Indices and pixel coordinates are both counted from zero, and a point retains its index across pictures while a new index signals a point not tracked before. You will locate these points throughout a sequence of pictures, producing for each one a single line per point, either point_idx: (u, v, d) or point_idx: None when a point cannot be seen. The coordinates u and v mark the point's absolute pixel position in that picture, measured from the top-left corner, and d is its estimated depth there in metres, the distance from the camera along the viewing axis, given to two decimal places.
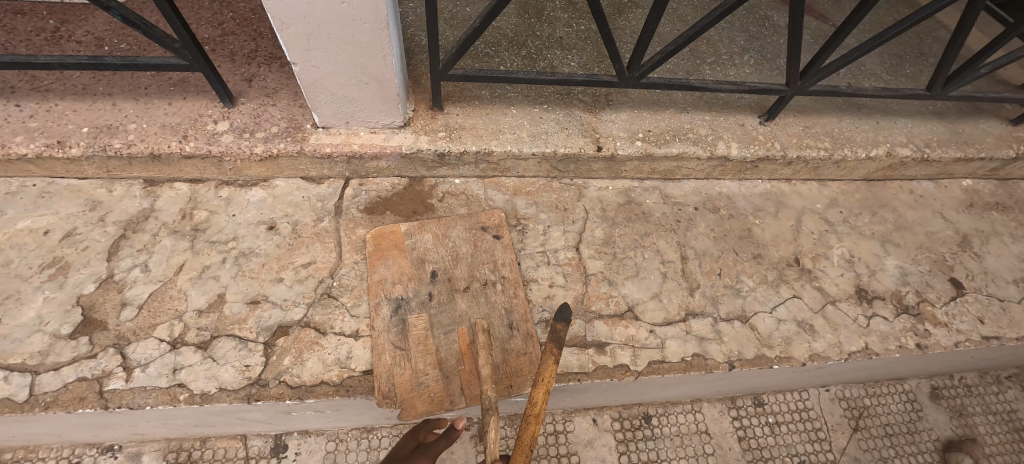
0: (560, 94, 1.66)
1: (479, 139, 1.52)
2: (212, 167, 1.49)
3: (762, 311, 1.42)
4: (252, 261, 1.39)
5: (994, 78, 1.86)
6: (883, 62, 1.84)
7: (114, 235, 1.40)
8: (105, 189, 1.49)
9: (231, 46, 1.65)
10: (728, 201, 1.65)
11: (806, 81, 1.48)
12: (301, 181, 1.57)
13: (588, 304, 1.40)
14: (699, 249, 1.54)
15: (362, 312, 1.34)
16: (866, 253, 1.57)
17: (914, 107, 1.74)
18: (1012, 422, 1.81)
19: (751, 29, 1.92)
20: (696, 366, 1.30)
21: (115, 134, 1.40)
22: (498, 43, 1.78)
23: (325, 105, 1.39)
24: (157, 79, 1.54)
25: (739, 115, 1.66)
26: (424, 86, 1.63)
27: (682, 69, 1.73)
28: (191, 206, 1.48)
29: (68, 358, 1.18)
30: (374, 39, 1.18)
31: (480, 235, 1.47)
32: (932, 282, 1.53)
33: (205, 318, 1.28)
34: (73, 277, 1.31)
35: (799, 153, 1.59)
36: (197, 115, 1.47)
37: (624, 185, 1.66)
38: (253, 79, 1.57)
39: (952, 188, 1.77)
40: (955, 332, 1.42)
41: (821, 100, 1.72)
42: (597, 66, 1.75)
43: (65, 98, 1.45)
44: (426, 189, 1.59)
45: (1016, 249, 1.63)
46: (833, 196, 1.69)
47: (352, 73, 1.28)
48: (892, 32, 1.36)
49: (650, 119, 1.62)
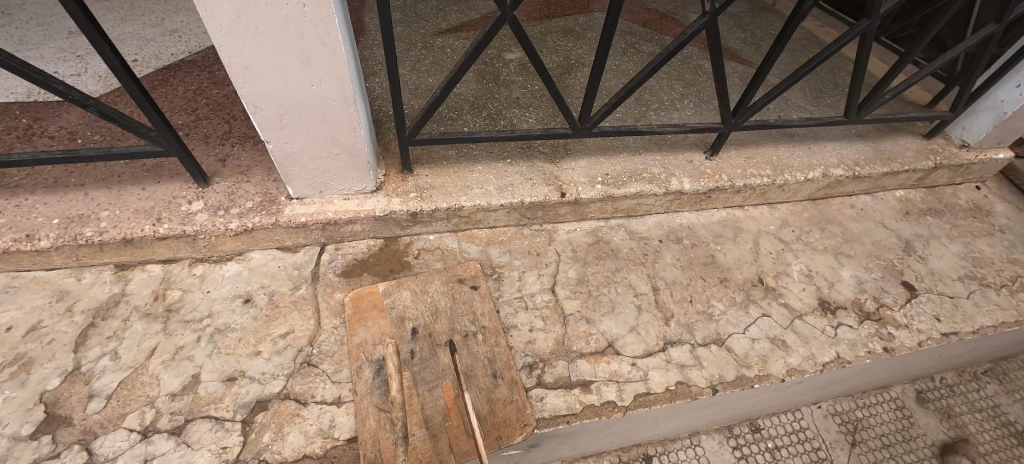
0: (521, 148, 1.78)
1: (449, 195, 1.59)
2: (186, 246, 1.50)
3: (736, 332, 1.47)
4: (228, 337, 1.37)
5: (902, 101, 2.10)
6: (806, 96, 2.06)
7: (82, 324, 1.37)
8: (74, 278, 1.48)
9: (204, 130, 1.73)
10: (689, 231, 1.75)
11: (739, 118, 1.64)
12: (277, 252, 1.59)
13: (569, 345, 1.42)
14: (669, 279, 1.60)
15: (343, 377, 1.32)
16: (823, 267, 1.67)
17: (839, 133, 1.93)
18: (999, 417, 1.85)
19: (687, 77, 2.13)
20: (680, 395, 1.32)
21: (86, 223, 1.42)
22: (460, 107, 1.92)
23: (299, 177, 1.45)
24: (131, 166, 1.58)
25: (687, 152, 1.80)
26: (394, 152, 1.72)
27: (631, 116, 1.89)
28: (164, 287, 1.48)
29: (28, 461, 1.11)
30: (343, 115, 1.27)
31: (458, 288, 1.50)
32: (886, 287, 1.62)
33: (178, 402, 1.24)
34: (36, 373, 1.26)
35: (745, 182, 1.72)
36: (171, 198, 1.51)
37: (591, 226, 1.75)
38: (227, 159, 1.63)
39: (887, 199, 1.93)
40: (916, 332, 1.50)
41: (757, 133, 1.90)
42: (553, 120, 1.90)
43: (35, 192, 1.47)
44: (402, 248, 1.64)
45: (954, 248, 1.77)
46: (784, 217, 1.82)
47: (324, 146, 1.36)
48: (803, 72, 1.55)
49: (607, 164, 1.74)
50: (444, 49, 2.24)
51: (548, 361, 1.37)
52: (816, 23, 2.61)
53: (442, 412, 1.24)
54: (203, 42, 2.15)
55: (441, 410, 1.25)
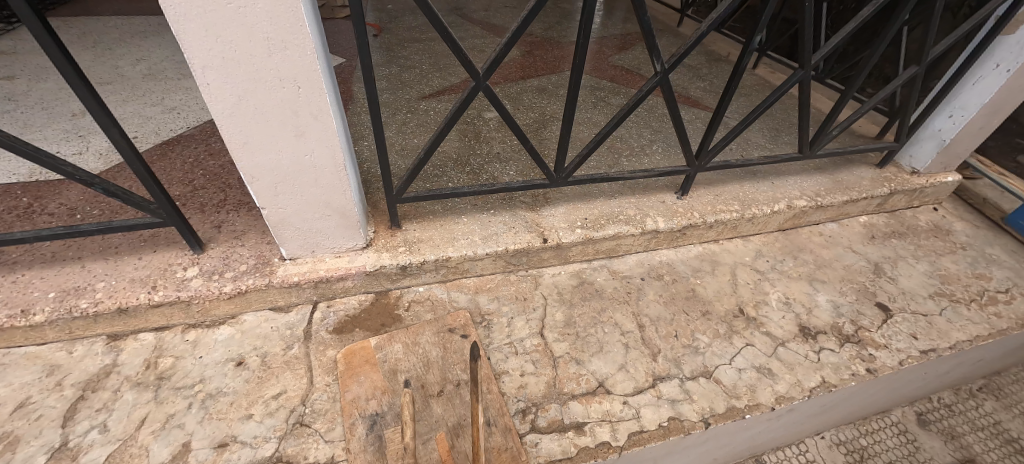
0: (503, 199, 1.88)
1: (436, 248, 1.66)
2: (179, 312, 1.53)
3: (723, 363, 1.50)
4: (219, 402, 1.37)
5: (854, 135, 2.27)
6: (765, 135, 2.22)
7: (72, 397, 1.37)
8: (65, 350, 1.49)
9: (201, 199, 1.81)
10: (669, 267, 1.82)
11: (703, 160, 1.77)
12: (269, 312, 1.62)
13: (560, 387, 1.43)
14: (653, 315, 1.65)
15: (336, 435, 1.32)
16: (800, 294, 1.73)
17: (799, 167, 2.07)
18: (1002, 434, 1.85)
19: (654, 124, 2.30)
20: (673, 430, 1.33)
21: (82, 295, 1.45)
22: (444, 164, 2.04)
23: (292, 239, 1.51)
24: (128, 237, 1.64)
25: (660, 194, 1.91)
26: (382, 209, 1.81)
27: (604, 164, 2.02)
28: (156, 354, 1.49)
29: None
30: (334, 180, 1.36)
31: (449, 337, 1.53)
32: (862, 309, 1.68)
33: None
34: (22, 451, 1.24)
35: (716, 217, 1.82)
36: (166, 265, 1.55)
37: (575, 268, 1.81)
38: (222, 225, 1.70)
39: (853, 225, 2.04)
40: (896, 351, 1.55)
41: (724, 172, 2.03)
42: (532, 171, 2.02)
43: (33, 267, 1.51)
44: (392, 301, 1.68)
45: (922, 268, 1.86)
46: (758, 248, 1.91)
47: (317, 209, 1.43)
48: (754, 116, 1.70)
49: (585, 209, 1.84)
50: (427, 112, 2.40)
51: (540, 405, 1.39)
52: (768, 70, 2.85)
53: None
54: (200, 118, 2.28)
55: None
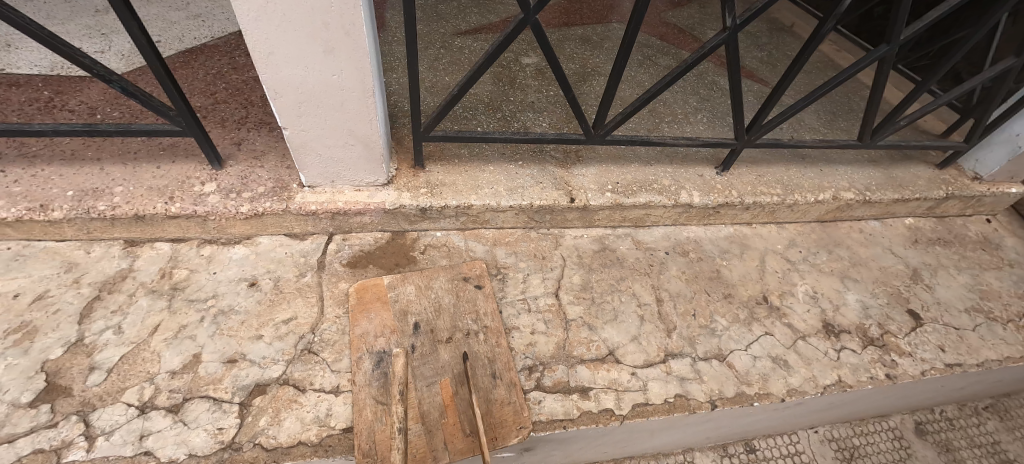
0: (533, 151, 1.79)
1: (459, 194, 1.60)
2: (196, 227, 1.51)
3: (738, 349, 1.47)
4: (231, 319, 1.38)
5: (916, 129, 2.10)
6: (820, 118, 2.06)
7: (89, 296, 1.38)
8: (83, 250, 1.49)
9: (222, 113, 1.75)
10: (696, 244, 1.75)
11: (752, 135, 1.65)
12: (284, 238, 1.60)
13: (570, 350, 1.41)
14: (673, 291, 1.60)
15: (343, 366, 1.32)
16: (828, 289, 1.66)
17: (852, 157, 1.93)
18: (998, 454, 1.82)
19: (702, 92, 2.14)
20: (679, 408, 1.31)
21: (100, 197, 1.43)
22: (475, 107, 1.93)
23: (312, 165, 1.46)
24: (148, 144, 1.60)
25: (698, 167, 1.81)
26: (407, 147, 1.74)
27: (644, 127, 1.90)
28: (172, 265, 1.49)
29: (25, 428, 1.12)
30: (361, 107, 1.28)
31: (463, 286, 1.51)
32: (892, 314, 1.62)
33: (178, 380, 1.24)
34: (39, 342, 1.27)
35: (755, 199, 1.72)
36: (185, 178, 1.52)
37: (598, 233, 1.75)
38: (242, 143, 1.65)
39: (896, 226, 1.93)
40: (920, 361, 1.49)
41: (769, 152, 1.90)
42: (567, 126, 1.91)
43: (52, 163, 1.49)
44: (408, 242, 1.64)
45: (962, 280, 1.76)
46: (792, 237, 1.82)
47: (340, 136, 1.37)
48: (820, 92, 1.55)
49: (617, 173, 1.75)
50: (462, 49, 2.26)
51: (547, 364, 1.37)
52: (833, 47, 2.62)
53: (439, 409, 1.24)
54: (225, 28, 2.17)
55: (437, 407, 1.25)
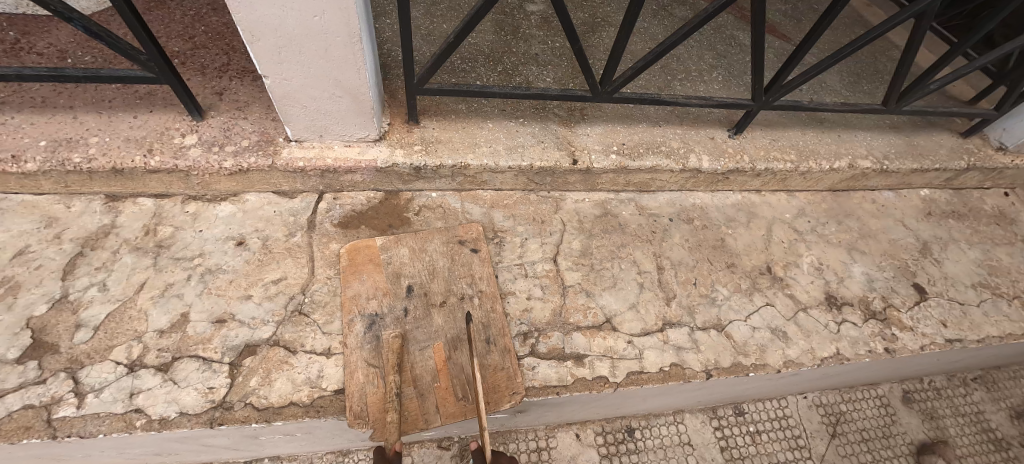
0: (535, 108, 1.68)
1: (455, 152, 1.52)
2: (179, 182, 1.44)
3: (738, 319, 1.44)
4: (219, 278, 1.34)
5: (943, 94, 1.98)
6: (842, 80, 1.94)
7: (71, 252, 1.34)
8: (63, 204, 1.43)
9: (202, 59, 1.63)
10: (701, 211, 1.69)
11: (771, 96, 1.54)
12: (273, 196, 1.54)
13: (566, 316, 1.39)
14: (675, 259, 1.55)
15: (335, 328, 1.30)
16: (834, 261, 1.62)
17: (873, 122, 1.82)
18: (980, 423, 1.84)
19: (718, 47, 1.99)
20: (674, 376, 1.30)
21: (75, 148, 1.35)
22: (474, 58, 1.80)
23: (298, 118, 1.37)
24: (123, 91, 1.49)
25: (710, 129, 1.71)
26: (401, 100, 1.63)
27: (654, 85, 1.78)
28: (156, 222, 1.43)
29: (13, 384, 1.10)
30: (346, 53, 1.17)
31: (458, 249, 1.46)
32: (896, 288, 1.58)
33: (166, 339, 1.22)
34: (23, 298, 1.24)
35: (766, 165, 1.64)
36: (164, 129, 1.43)
37: (600, 198, 1.68)
38: (224, 92, 1.55)
39: (911, 197, 1.86)
40: (920, 336, 1.47)
41: (785, 115, 1.79)
42: (572, 81, 1.79)
43: (22, 110, 1.40)
44: (402, 203, 1.58)
45: (972, 254, 1.72)
46: (801, 206, 1.75)
47: (327, 86, 1.27)
48: (848, 50, 1.43)
49: (624, 133, 1.65)
50: None
51: (543, 331, 1.35)
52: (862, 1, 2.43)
53: (432, 373, 1.23)
54: None
55: (430, 371, 1.23)
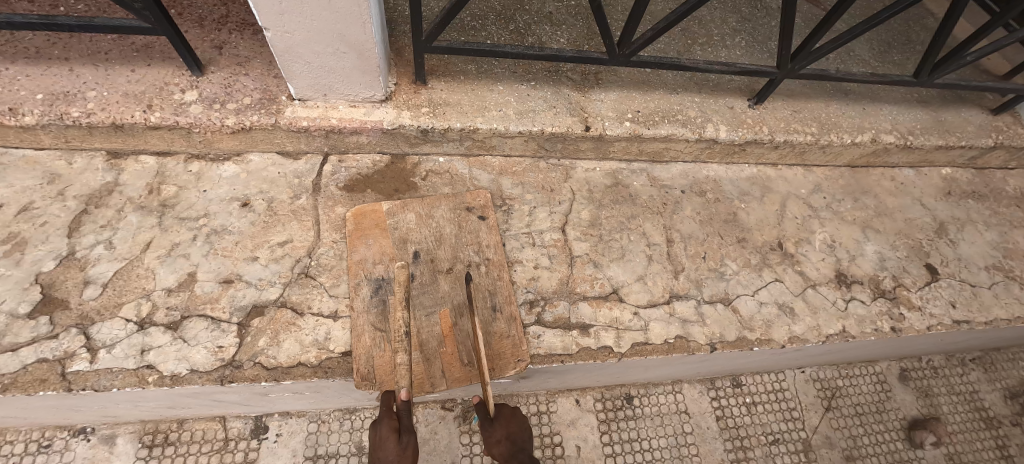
0: (548, 71, 1.61)
1: (464, 115, 1.46)
2: (181, 140, 1.41)
3: (745, 294, 1.43)
4: (225, 239, 1.33)
5: (977, 68, 1.88)
6: (871, 48, 1.84)
7: (75, 210, 1.32)
8: (64, 161, 1.40)
9: (200, 10, 1.56)
10: (714, 184, 1.65)
11: (796, 64, 1.47)
12: (277, 157, 1.50)
13: (573, 286, 1.38)
14: (685, 232, 1.53)
15: (341, 291, 1.30)
16: (847, 239, 1.59)
17: (899, 95, 1.75)
18: (974, 402, 1.87)
19: (743, 10, 1.89)
20: (678, 349, 1.31)
21: (73, 102, 1.31)
22: (485, 16, 1.70)
23: (301, 75, 1.32)
24: (119, 43, 1.43)
25: (729, 97, 1.64)
26: (408, 60, 1.56)
27: (673, 49, 1.69)
28: (159, 180, 1.41)
29: (26, 338, 1.12)
30: (352, 5, 1.10)
31: (465, 216, 1.43)
32: (908, 267, 1.56)
33: (175, 297, 1.23)
34: (30, 254, 1.24)
35: (786, 137, 1.58)
36: (162, 84, 1.38)
37: (611, 167, 1.64)
38: (224, 46, 1.48)
39: (931, 175, 1.81)
40: (928, 316, 1.47)
41: (809, 84, 1.72)
42: (587, 43, 1.71)
43: (16, 61, 1.34)
44: (409, 168, 1.54)
45: (989, 236, 1.69)
46: (818, 182, 1.71)
47: (330, 40, 1.21)
48: (884, 15, 1.34)
49: (639, 100, 1.59)
50: None
51: (549, 300, 1.34)
52: None
53: (437, 339, 1.24)
54: None
55: (436, 337, 1.24)
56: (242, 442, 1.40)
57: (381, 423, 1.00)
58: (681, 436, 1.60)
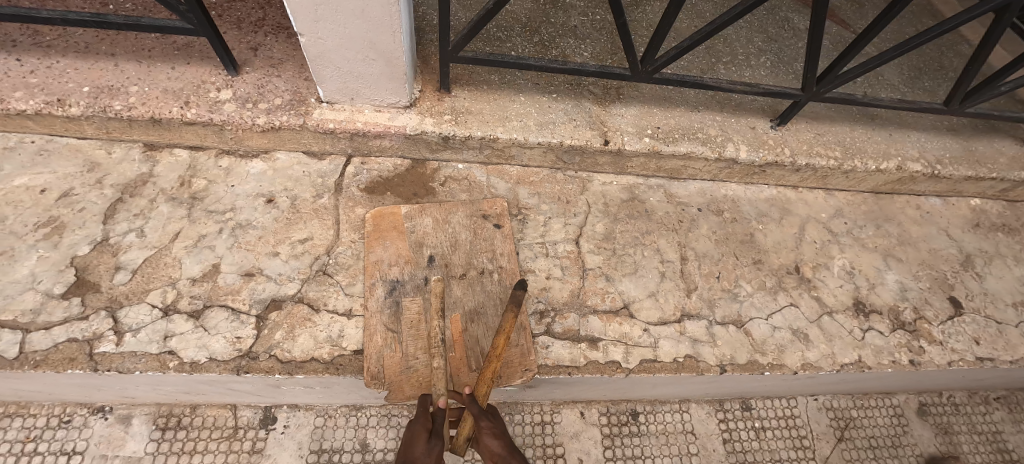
0: (571, 84, 1.63)
1: (485, 124, 1.49)
2: (213, 136, 1.47)
3: (759, 317, 1.42)
4: (249, 234, 1.38)
5: (1011, 98, 1.83)
6: (901, 74, 1.81)
7: (112, 198, 1.39)
8: (104, 150, 1.47)
9: (238, 12, 1.62)
10: (733, 204, 1.63)
11: (822, 87, 1.46)
12: (302, 156, 1.55)
13: (584, 299, 1.38)
14: (700, 250, 1.52)
15: (356, 291, 1.33)
16: (867, 266, 1.56)
17: (928, 122, 1.72)
18: (996, 442, 1.80)
19: (770, 30, 1.88)
20: (687, 368, 1.30)
21: (116, 96, 1.38)
22: (511, 28, 1.73)
23: (331, 80, 1.36)
24: (162, 42, 1.51)
25: (751, 117, 1.63)
26: (433, 67, 1.60)
27: (697, 67, 1.70)
28: (191, 174, 1.47)
29: (59, 318, 1.18)
30: (383, 16, 1.14)
31: (481, 223, 1.46)
32: (930, 299, 1.53)
33: (199, 287, 1.28)
34: (68, 238, 1.30)
35: (808, 161, 1.57)
36: (199, 82, 1.45)
37: (628, 181, 1.64)
38: (259, 49, 1.55)
39: (959, 206, 1.76)
40: (950, 351, 1.43)
41: (835, 107, 1.70)
42: (610, 58, 1.72)
43: (67, 55, 1.43)
44: (428, 173, 1.57)
45: (1018, 271, 1.63)
46: (839, 206, 1.68)
47: (361, 48, 1.25)
48: (914, 43, 1.33)
49: (660, 116, 1.59)
50: None
51: (559, 311, 1.35)
52: None
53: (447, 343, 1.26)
54: None
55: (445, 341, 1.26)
56: (250, 432, 1.44)
57: (415, 421, 1.01)
58: (686, 457, 1.58)
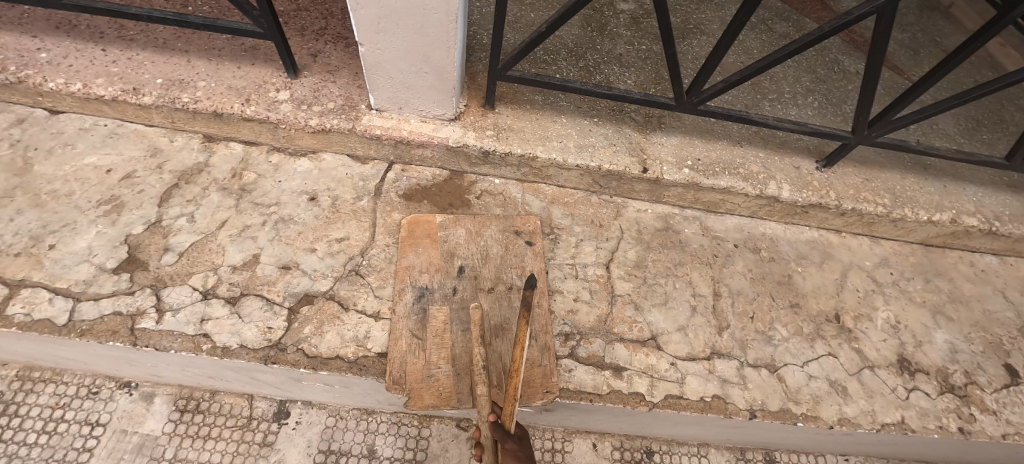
0: (613, 110, 1.64)
1: (526, 142, 1.52)
2: (267, 133, 1.55)
3: (793, 363, 1.36)
4: (289, 228, 1.43)
5: None
6: (959, 125, 1.75)
7: (169, 183, 1.47)
8: (167, 138, 1.57)
9: (303, 21, 1.73)
10: (771, 243, 1.59)
11: (874, 131, 1.42)
12: (346, 159, 1.61)
13: (611, 325, 1.36)
14: (733, 288, 1.48)
15: (385, 294, 1.35)
16: (913, 322, 1.48)
17: (987, 176, 1.64)
18: None
19: (820, 71, 1.85)
20: (714, 409, 1.25)
21: (185, 89, 1.48)
22: (557, 51, 1.78)
23: (384, 89, 1.42)
24: (232, 43, 1.61)
25: (796, 157, 1.60)
26: (480, 84, 1.65)
27: (741, 103, 1.69)
28: (242, 167, 1.54)
29: (108, 291, 1.24)
30: (441, 32, 1.19)
31: (513, 239, 1.47)
32: (983, 364, 1.43)
33: (238, 275, 1.33)
34: (125, 216, 1.38)
35: (854, 205, 1.52)
36: (261, 82, 1.53)
37: (663, 211, 1.63)
38: (318, 55, 1.63)
39: (1017, 267, 1.66)
40: (1004, 422, 1.32)
41: (885, 153, 1.65)
42: (654, 88, 1.73)
43: (146, 49, 1.54)
44: (465, 185, 1.60)
45: None
46: (885, 256, 1.61)
47: (415, 60, 1.30)
48: (976, 93, 1.28)
49: (701, 148, 1.58)
50: None
51: (585, 335, 1.33)
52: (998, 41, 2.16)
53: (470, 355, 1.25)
54: None
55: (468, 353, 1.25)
56: (264, 423, 1.46)
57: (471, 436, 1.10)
58: None
